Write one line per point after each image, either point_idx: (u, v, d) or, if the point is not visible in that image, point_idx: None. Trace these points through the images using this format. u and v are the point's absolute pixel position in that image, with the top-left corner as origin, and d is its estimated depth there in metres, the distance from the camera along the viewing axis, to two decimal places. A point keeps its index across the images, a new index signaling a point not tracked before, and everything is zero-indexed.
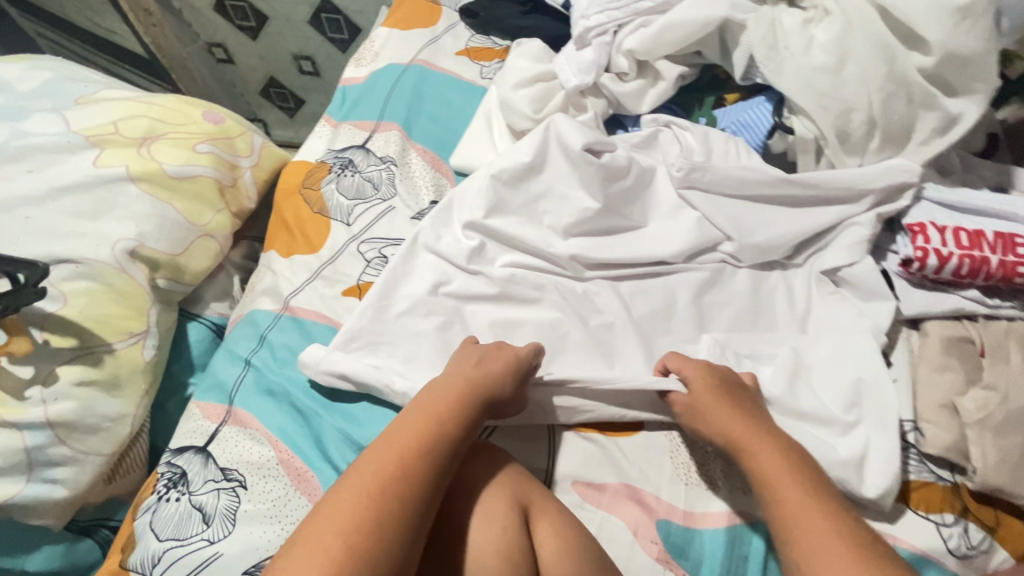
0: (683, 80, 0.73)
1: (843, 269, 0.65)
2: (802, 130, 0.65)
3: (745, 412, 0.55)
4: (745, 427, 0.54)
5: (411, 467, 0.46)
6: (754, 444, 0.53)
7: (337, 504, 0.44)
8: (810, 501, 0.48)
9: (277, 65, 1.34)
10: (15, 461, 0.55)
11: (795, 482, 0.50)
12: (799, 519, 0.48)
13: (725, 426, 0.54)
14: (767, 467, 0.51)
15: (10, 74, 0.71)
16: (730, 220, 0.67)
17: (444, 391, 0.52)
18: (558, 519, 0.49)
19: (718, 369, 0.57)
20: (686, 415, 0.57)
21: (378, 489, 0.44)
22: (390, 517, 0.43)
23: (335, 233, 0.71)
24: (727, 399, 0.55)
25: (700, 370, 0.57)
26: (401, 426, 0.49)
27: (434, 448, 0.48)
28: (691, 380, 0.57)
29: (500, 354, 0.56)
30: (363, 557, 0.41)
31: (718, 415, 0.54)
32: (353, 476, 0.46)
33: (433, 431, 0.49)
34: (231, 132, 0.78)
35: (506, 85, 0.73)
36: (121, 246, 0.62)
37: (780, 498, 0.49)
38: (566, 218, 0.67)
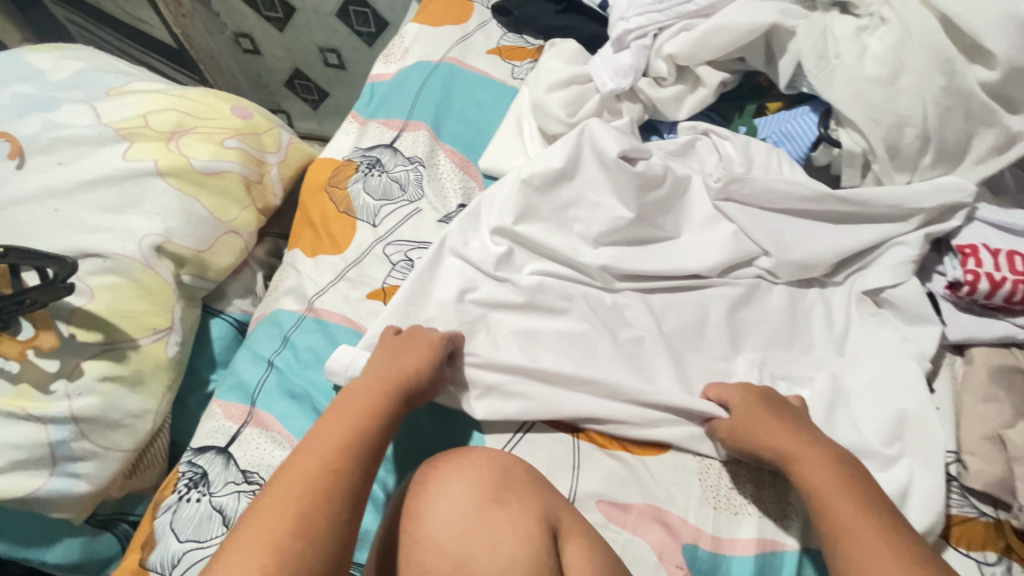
0: (724, 87, 0.70)
1: (886, 290, 0.62)
2: (849, 143, 0.62)
3: (793, 426, 0.53)
4: (793, 438, 0.52)
5: (345, 461, 0.46)
6: (807, 458, 0.51)
7: (273, 503, 0.44)
8: (866, 517, 0.46)
9: (303, 57, 1.33)
10: (39, 455, 0.55)
11: (850, 498, 0.48)
12: (857, 536, 0.46)
13: (776, 442, 0.52)
14: (819, 482, 0.49)
15: (43, 64, 0.71)
16: (768, 235, 0.64)
17: (370, 383, 0.53)
18: (586, 539, 0.47)
19: (759, 388, 0.57)
20: (731, 440, 0.55)
21: (315, 486, 0.44)
22: (327, 512, 0.44)
23: (361, 233, 0.70)
24: (772, 413, 0.54)
25: (743, 394, 0.57)
26: (331, 421, 0.49)
27: (362, 440, 0.48)
28: (734, 401, 0.56)
29: (421, 340, 0.56)
30: (303, 548, 0.42)
31: (768, 430, 0.53)
32: (286, 474, 0.46)
33: (363, 423, 0.49)
34: (259, 128, 0.77)
35: (540, 88, 0.71)
36: (148, 242, 0.62)
37: (834, 518, 0.47)
38: (597, 226, 0.65)
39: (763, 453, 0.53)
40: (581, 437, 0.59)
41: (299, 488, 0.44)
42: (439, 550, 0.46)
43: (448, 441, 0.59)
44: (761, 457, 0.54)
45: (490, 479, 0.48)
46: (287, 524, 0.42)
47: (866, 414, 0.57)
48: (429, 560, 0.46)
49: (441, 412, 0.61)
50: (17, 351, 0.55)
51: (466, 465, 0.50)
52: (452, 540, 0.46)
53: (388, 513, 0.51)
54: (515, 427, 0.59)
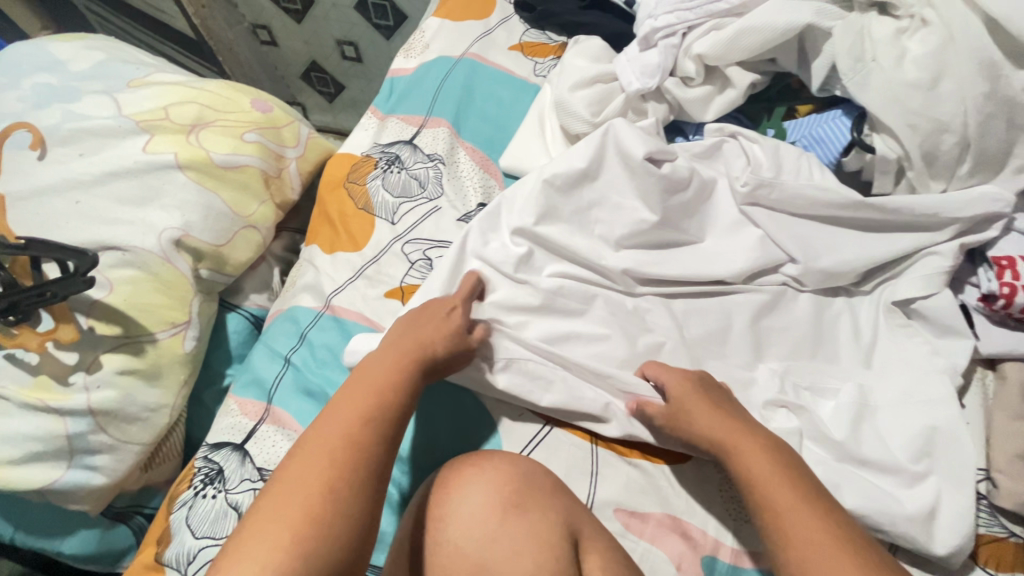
0: (753, 89, 0.69)
1: (917, 301, 0.60)
2: (884, 149, 0.60)
3: (729, 414, 0.52)
4: (731, 427, 0.51)
5: (369, 432, 0.46)
6: (744, 448, 0.49)
7: (299, 472, 0.44)
8: (804, 508, 0.45)
9: (320, 50, 1.32)
10: (58, 446, 0.55)
11: (788, 489, 0.46)
12: (797, 528, 0.44)
13: (712, 431, 0.51)
14: (757, 473, 0.48)
15: (64, 54, 0.71)
16: (795, 242, 0.63)
17: (390, 356, 0.53)
18: (605, 549, 0.46)
19: (697, 375, 0.55)
20: (668, 426, 0.54)
21: (340, 457, 0.44)
22: (353, 482, 0.44)
23: (379, 231, 0.69)
24: (709, 400, 0.53)
25: (681, 379, 0.55)
26: (351, 393, 0.49)
27: (384, 413, 0.48)
28: (669, 387, 0.55)
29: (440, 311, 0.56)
30: (329, 522, 0.41)
31: (703, 418, 0.52)
32: (309, 445, 0.46)
33: (384, 397, 0.49)
34: (278, 122, 0.76)
35: (564, 86, 0.70)
36: (167, 236, 0.61)
37: (771, 510, 0.46)
38: (620, 229, 0.64)
39: (701, 442, 0.52)
40: (599, 443, 0.58)
41: (325, 459, 0.44)
42: (460, 553, 0.46)
43: (465, 442, 0.59)
44: (699, 446, 0.53)
45: (513, 484, 0.48)
46: (313, 493, 0.42)
47: (894, 429, 0.55)
48: (450, 563, 0.45)
49: (455, 412, 0.60)
50: (36, 344, 0.55)
51: (490, 468, 0.49)
52: (474, 544, 0.46)
53: (409, 513, 0.50)
54: (534, 430, 0.59)
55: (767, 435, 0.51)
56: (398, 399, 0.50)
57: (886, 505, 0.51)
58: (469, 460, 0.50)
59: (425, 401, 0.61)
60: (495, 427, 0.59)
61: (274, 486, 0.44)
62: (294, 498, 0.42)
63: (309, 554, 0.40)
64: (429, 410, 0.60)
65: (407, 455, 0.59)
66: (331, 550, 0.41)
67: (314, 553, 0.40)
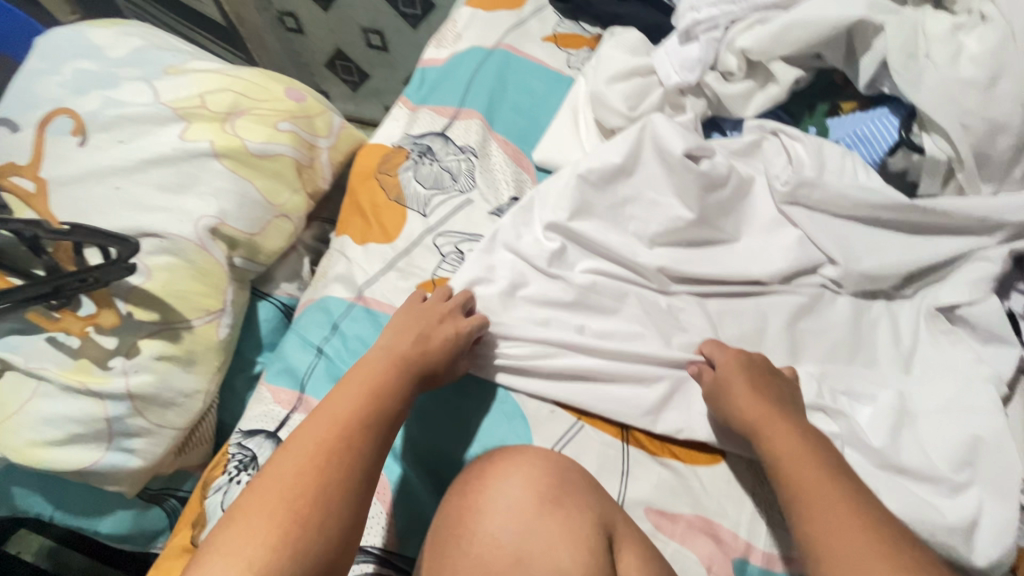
0: (797, 86, 0.66)
1: (961, 307, 0.58)
2: (933, 151, 0.59)
3: (768, 396, 0.52)
4: (768, 409, 0.51)
5: (359, 434, 0.46)
6: (774, 428, 0.50)
7: (287, 471, 0.43)
8: (830, 484, 0.46)
9: (346, 37, 1.31)
10: (96, 429, 0.56)
11: (816, 468, 0.47)
12: (822, 503, 0.45)
13: (747, 408, 0.52)
14: (786, 452, 0.48)
15: (103, 40, 0.71)
16: (836, 244, 0.62)
17: (389, 356, 0.52)
18: (639, 546, 0.47)
19: (749, 355, 0.56)
20: (710, 397, 0.55)
21: (328, 458, 0.44)
22: (338, 484, 0.43)
23: (411, 223, 0.69)
24: (753, 378, 0.53)
25: (731, 355, 0.56)
26: (346, 392, 0.49)
27: (376, 415, 0.48)
28: (720, 362, 0.56)
29: (443, 317, 0.56)
30: (314, 520, 0.41)
31: (743, 395, 0.52)
32: (299, 441, 0.45)
33: (379, 399, 0.49)
34: (311, 111, 0.76)
35: (600, 78, 0.69)
36: (203, 223, 0.62)
37: (797, 486, 0.46)
38: (654, 226, 0.63)
39: (736, 417, 0.52)
40: (630, 441, 0.57)
41: (314, 458, 0.44)
42: (496, 543, 0.45)
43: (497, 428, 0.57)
44: (733, 424, 0.53)
45: (549, 479, 0.48)
46: (298, 493, 0.42)
47: (935, 437, 0.54)
48: (485, 554, 0.45)
49: (492, 402, 0.58)
50: (78, 329, 0.56)
51: (525, 462, 0.49)
52: (510, 535, 0.45)
53: (442, 505, 0.50)
54: (567, 425, 0.57)
55: (799, 418, 0.51)
56: (392, 403, 0.49)
57: (927, 515, 0.49)
58: (501, 457, 0.51)
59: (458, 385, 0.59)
60: (525, 419, 0.57)
61: (261, 480, 0.44)
62: (279, 496, 0.42)
63: (289, 555, 0.39)
64: (461, 393, 0.59)
65: (434, 424, 0.58)
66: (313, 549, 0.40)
67: (297, 553, 0.40)
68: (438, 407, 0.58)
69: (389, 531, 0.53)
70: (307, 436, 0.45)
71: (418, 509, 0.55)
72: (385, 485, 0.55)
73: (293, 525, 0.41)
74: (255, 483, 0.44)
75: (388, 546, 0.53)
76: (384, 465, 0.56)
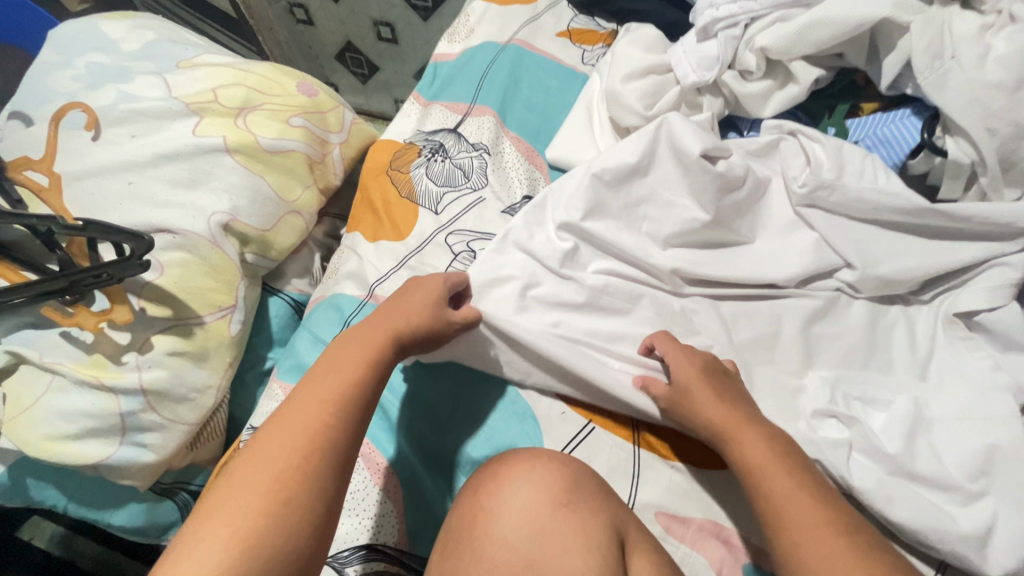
0: (816, 85, 0.66)
1: (981, 314, 0.58)
2: (956, 152, 0.57)
3: (734, 403, 0.52)
4: (732, 415, 0.51)
5: (333, 419, 0.46)
6: (741, 435, 0.49)
7: (263, 458, 0.44)
8: (802, 493, 0.46)
9: (356, 29, 1.30)
10: (110, 423, 0.56)
11: (790, 477, 0.47)
12: (795, 512, 0.45)
13: (712, 416, 0.51)
14: (755, 460, 0.48)
15: (116, 33, 0.71)
16: (854, 247, 0.61)
17: (361, 339, 0.52)
18: (651, 550, 0.47)
19: (702, 357, 0.54)
20: (671, 409, 0.53)
21: (305, 445, 0.44)
22: (314, 468, 0.44)
23: (423, 221, 0.68)
24: (714, 386, 0.52)
25: (683, 359, 0.54)
26: (320, 378, 0.48)
27: (348, 403, 0.47)
28: (674, 369, 0.54)
29: (412, 294, 0.55)
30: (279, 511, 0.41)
31: (705, 401, 0.51)
32: (274, 429, 0.46)
33: (355, 383, 0.48)
34: (323, 106, 0.76)
35: (615, 76, 0.68)
36: (216, 220, 0.62)
37: (769, 495, 0.46)
38: (668, 226, 0.63)
39: (700, 427, 0.52)
40: (640, 444, 0.56)
41: (287, 445, 0.44)
42: (508, 546, 0.45)
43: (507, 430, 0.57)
44: (699, 432, 0.52)
45: (563, 483, 0.48)
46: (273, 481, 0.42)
47: (951, 446, 0.53)
48: (497, 556, 0.45)
49: (502, 402, 0.59)
50: (92, 324, 0.56)
51: (538, 466, 0.49)
52: (523, 537, 0.46)
53: (454, 505, 0.50)
54: (578, 427, 0.57)
55: (768, 424, 0.51)
56: (367, 385, 0.49)
57: (940, 525, 0.49)
58: (512, 460, 0.50)
59: (467, 380, 0.60)
60: (536, 420, 0.58)
61: (235, 470, 0.44)
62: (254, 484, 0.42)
63: (267, 540, 0.40)
64: (469, 388, 0.60)
65: (436, 413, 0.59)
66: (277, 541, 0.41)
67: (275, 538, 0.41)
68: (444, 399, 0.59)
69: (401, 531, 0.54)
70: (281, 425, 0.46)
71: (427, 504, 0.55)
72: (380, 459, 0.57)
73: (268, 512, 0.41)
74: (229, 473, 0.44)
75: (400, 545, 0.53)
76: (380, 442, 0.58)
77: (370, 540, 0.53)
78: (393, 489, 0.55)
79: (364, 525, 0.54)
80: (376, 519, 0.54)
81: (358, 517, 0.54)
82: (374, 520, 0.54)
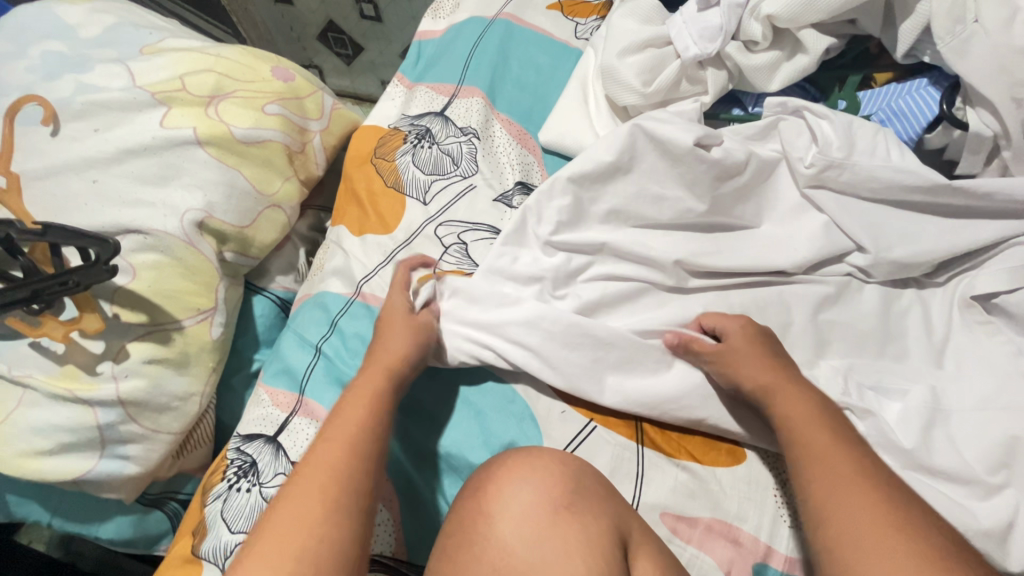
0: (827, 55, 0.62)
1: (1000, 296, 0.55)
2: (977, 125, 0.54)
3: (778, 361, 0.50)
4: (779, 372, 0.49)
5: (353, 464, 0.45)
6: (782, 387, 0.49)
7: (290, 511, 0.42)
8: (842, 449, 0.44)
9: (338, 8, 1.23)
10: (89, 436, 0.54)
11: (826, 430, 0.46)
12: (826, 461, 0.44)
13: (757, 374, 0.50)
14: (793, 409, 0.47)
15: (73, 18, 0.66)
16: (866, 230, 0.57)
17: (369, 369, 0.51)
18: (657, 556, 0.43)
19: (760, 324, 0.54)
20: (716, 362, 0.52)
21: (329, 490, 0.43)
22: (339, 522, 0.42)
23: (411, 212, 0.65)
24: (766, 350, 0.51)
25: (741, 327, 0.53)
26: (337, 418, 0.48)
27: (362, 448, 0.46)
28: (729, 333, 0.53)
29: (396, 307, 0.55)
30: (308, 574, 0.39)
31: (751, 362, 0.50)
32: (297, 487, 0.43)
33: (372, 413, 0.48)
34: (300, 92, 0.72)
35: (611, 51, 0.63)
36: (189, 218, 0.58)
37: (805, 449, 0.45)
38: (670, 212, 0.59)
39: (743, 382, 0.50)
40: (644, 443, 0.54)
41: (316, 487, 0.43)
42: (508, 551, 0.42)
43: (510, 430, 0.54)
44: (740, 390, 0.51)
45: (564, 484, 0.45)
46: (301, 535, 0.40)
47: (970, 437, 0.50)
48: (497, 561, 0.42)
49: (502, 402, 0.56)
50: (60, 334, 0.53)
51: (547, 458, 0.46)
52: (522, 541, 0.42)
53: (453, 508, 0.47)
54: (579, 425, 0.54)
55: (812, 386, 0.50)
56: (381, 422, 0.48)
57: (958, 521, 0.46)
58: (524, 461, 0.46)
59: (465, 384, 0.57)
60: (536, 422, 0.55)
61: (261, 527, 0.42)
62: (283, 541, 0.40)
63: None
64: (472, 386, 0.57)
65: (449, 422, 0.56)
66: None
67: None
68: (443, 403, 0.57)
69: (399, 539, 0.52)
70: (302, 483, 0.43)
71: (422, 509, 0.53)
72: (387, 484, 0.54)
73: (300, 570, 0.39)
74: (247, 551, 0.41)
75: (398, 554, 0.52)
76: (390, 463, 0.55)
77: None
78: (391, 498, 0.53)
79: None
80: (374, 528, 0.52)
81: None
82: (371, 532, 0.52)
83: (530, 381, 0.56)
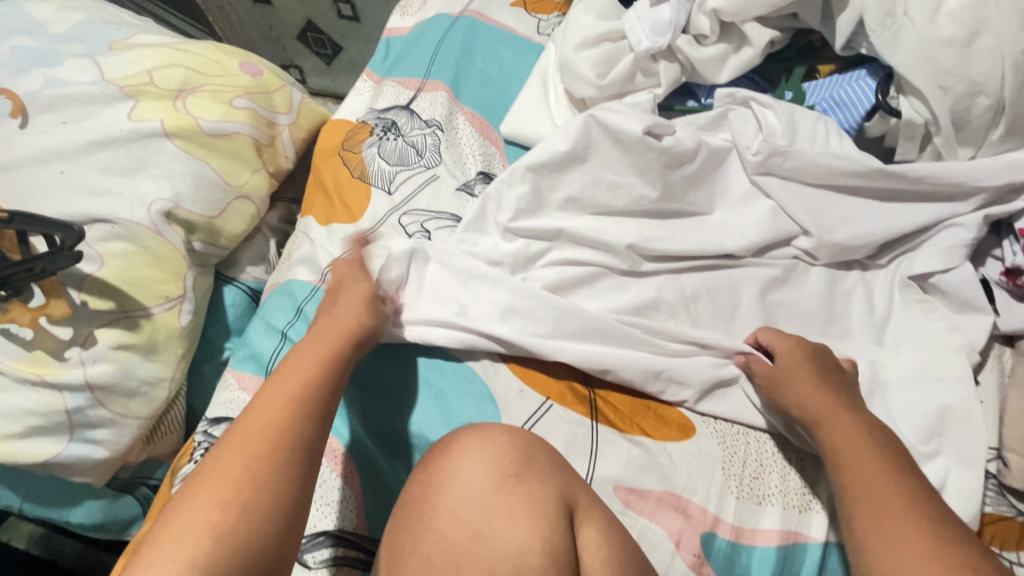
0: (772, 47, 0.65)
1: (935, 276, 0.58)
2: (909, 113, 0.58)
3: (834, 389, 0.51)
4: (829, 399, 0.50)
5: (297, 412, 0.46)
6: (834, 417, 0.49)
7: (229, 457, 0.43)
8: (891, 483, 0.45)
9: (316, 9, 1.25)
10: (57, 420, 0.55)
11: (877, 462, 0.46)
12: (872, 494, 0.44)
13: (810, 399, 0.51)
14: (845, 440, 0.48)
15: (44, 15, 0.68)
16: (811, 214, 0.60)
17: (320, 333, 0.53)
18: (604, 523, 0.45)
19: (813, 345, 0.54)
20: (765, 387, 0.54)
21: (270, 435, 0.45)
22: (279, 464, 0.44)
23: (375, 202, 0.66)
24: (817, 371, 0.52)
25: (791, 346, 0.54)
26: (285, 373, 0.49)
27: (309, 400, 0.48)
28: (782, 352, 0.54)
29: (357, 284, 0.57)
30: (240, 508, 0.41)
31: (803, 384, 0.52)
32: (238, 433, 0.45)
33: (320, 371, 0.50)
34: (269, 86, 0.73)
35: (568, 45, 0.66)
36: (157, 207, 0.60)
37: (856, 483, 0.46)
38: (623, 200, 0.61)
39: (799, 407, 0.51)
40: (598, 420, 0.56)
41: (258, 430, 0.45)
42: (457, 519, 0.44)
43: (470, 408, 0.56)
44: (791, 415, 0.52)
45: (515, 456, 0.46)
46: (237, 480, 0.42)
47: (905, 408, 0.53)
48: (446, 528, 0.44)
49: (462, 382, 0.58)
50: (28, 320, 0.54)
51: (502, 432, 0.48)
52: (471, 508, 0.44)
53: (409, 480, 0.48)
54: (536, 403, 0.56)
55: (867, 415, 0.50)
56: (326, 383, 0.49)
57: None
58: (484, 435, 0.48)
59: (430, 366, 0.59)
60: (495, 402, 0.56)
61: (201, 471, 0.43)
62: (217, 484, 0.42)
63: (229, 541, 0.39)
64: (435, 367, 0.59)
65: (412, 405, 0.57)
66: (248, 542, 0.40)
67: (237, 536, 0.40)
68: (406, 385, 0.58)
69: (360, 515, 0.54)
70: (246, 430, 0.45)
71: (384, 487, 0.55)
72: (350, 466, 0.55)
73: (232, 511, 0.41)
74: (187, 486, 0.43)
75: (359, 530, 0.53)
76: (352, 444, 0.56)
77: (322, 526, 0.53)
78: (352, 476, 0.55)
79: (319, 511, 0.53)
80: (333, 506, 0.54)
81: (317, 505, 0.54)
82: (334, 508, 0.53)
83: (490, 362, 0.58)
